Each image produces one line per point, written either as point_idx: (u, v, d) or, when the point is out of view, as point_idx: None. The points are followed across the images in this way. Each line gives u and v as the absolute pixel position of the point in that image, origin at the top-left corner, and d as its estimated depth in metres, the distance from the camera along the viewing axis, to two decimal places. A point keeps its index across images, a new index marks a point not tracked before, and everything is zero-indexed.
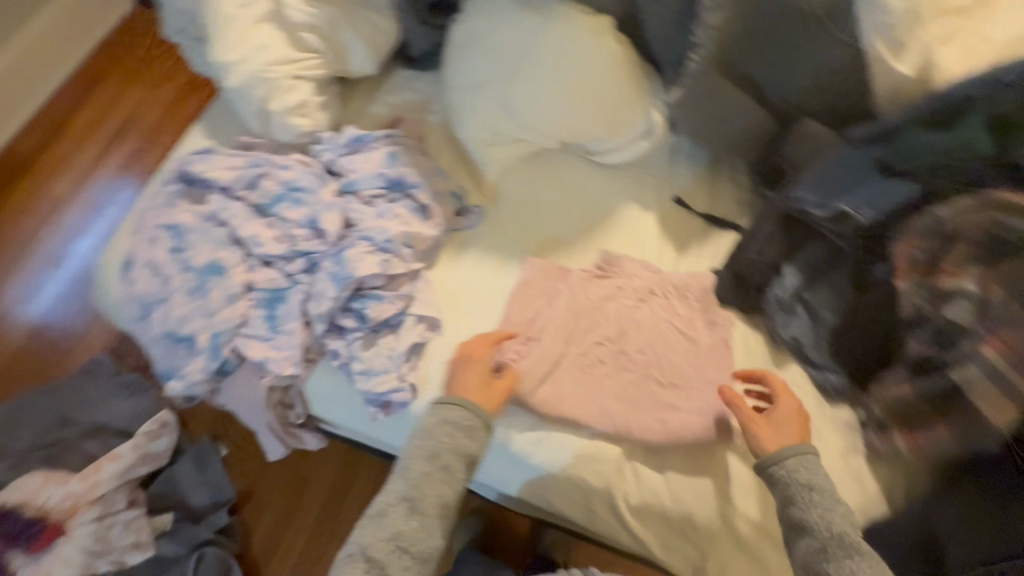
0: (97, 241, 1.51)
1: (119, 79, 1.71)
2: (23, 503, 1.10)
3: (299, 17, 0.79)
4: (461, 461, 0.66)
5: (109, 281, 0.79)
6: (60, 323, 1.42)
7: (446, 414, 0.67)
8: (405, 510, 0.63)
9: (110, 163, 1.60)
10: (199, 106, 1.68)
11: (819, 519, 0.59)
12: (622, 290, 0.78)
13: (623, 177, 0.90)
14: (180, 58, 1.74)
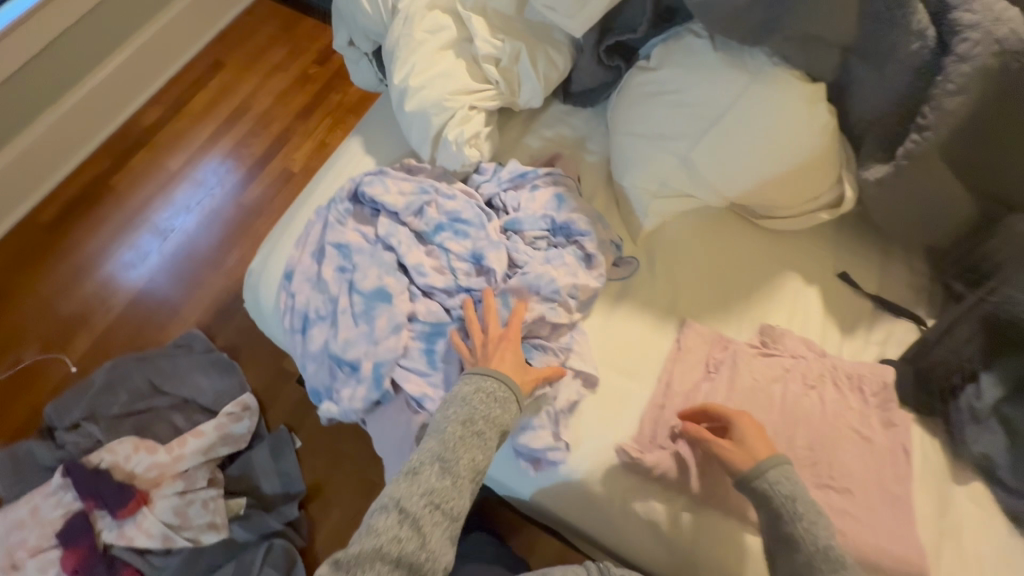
0: (201, 218, 1.54)
1: (238, 63, 1.77)
2: (113, 467, 1.16)
3: (487, 49, 0.79)
4: (492, 427, 0.62)
5: (269, 287, 0.80)
6: (161, 294, 1.45)
7: (480, 383, 0.63)
8: (438, 469, 0.59)
9: (222, 144, 1.64)
10: (309, 97, 1.73)
11: (801, 532, 0.58)
12: (788, 372, 0.73)
13: (788, 247, 0.85)
14: (295, 50, 1.80)
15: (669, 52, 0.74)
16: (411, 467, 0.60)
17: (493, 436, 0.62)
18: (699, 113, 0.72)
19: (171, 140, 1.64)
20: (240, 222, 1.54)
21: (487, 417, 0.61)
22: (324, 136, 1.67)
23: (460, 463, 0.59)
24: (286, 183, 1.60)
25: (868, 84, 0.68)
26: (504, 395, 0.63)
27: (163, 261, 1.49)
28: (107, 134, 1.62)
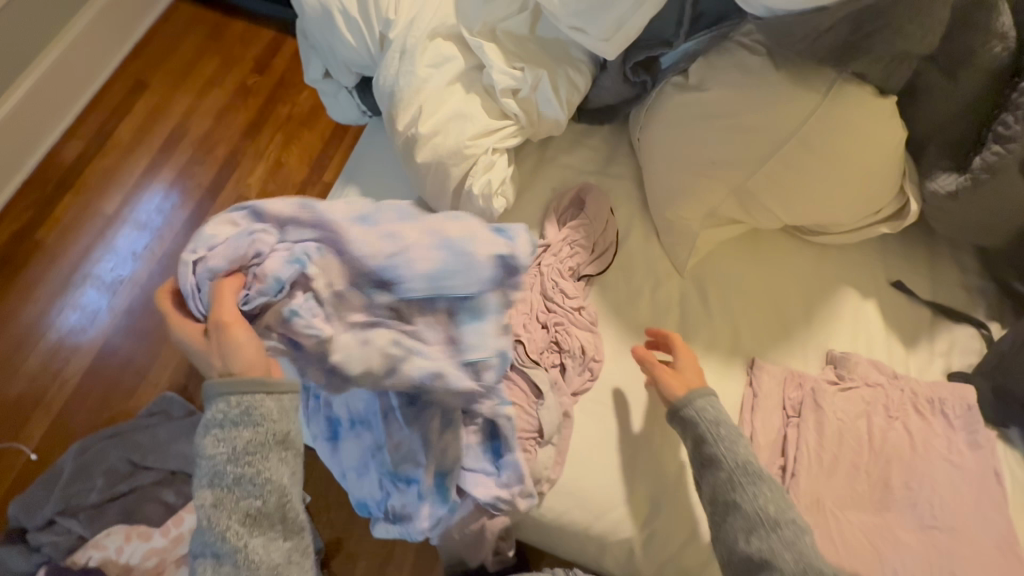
0: (153, 265, 1.36)
1: (167, 81, 1.55)
2: (104, 562, 1.05)
3: (504, 81, 0.68)
4: (242, 463, 0.46)
5: None
6: (120, 358, 1.28)
7: (241, 404, 0.46)
8: (212, 558, 0.47)
9: (162, 177, 1.45)
10: (255, 112, 1.53)
11: (720, 449, 0.61)
12: (870, 405, 0.69)
13: (839, 262, 0.80)
14: (230, 61, 1.59)
15: (717, 70, 0.66)
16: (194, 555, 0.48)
17: (266, 463, 0.47)
18: (759, 139, 0.65)
19: (101, 178, 1.43)
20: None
21: (235, 456, 0.46)
22: (279, 156, 1.48)
23: (227, 531, 0.46)
24: None
25: (938, 93, 0.62)
26: (252, 407, 0.46)
27: (114, 325, 1.30)
28: (22, 178, 1.39)
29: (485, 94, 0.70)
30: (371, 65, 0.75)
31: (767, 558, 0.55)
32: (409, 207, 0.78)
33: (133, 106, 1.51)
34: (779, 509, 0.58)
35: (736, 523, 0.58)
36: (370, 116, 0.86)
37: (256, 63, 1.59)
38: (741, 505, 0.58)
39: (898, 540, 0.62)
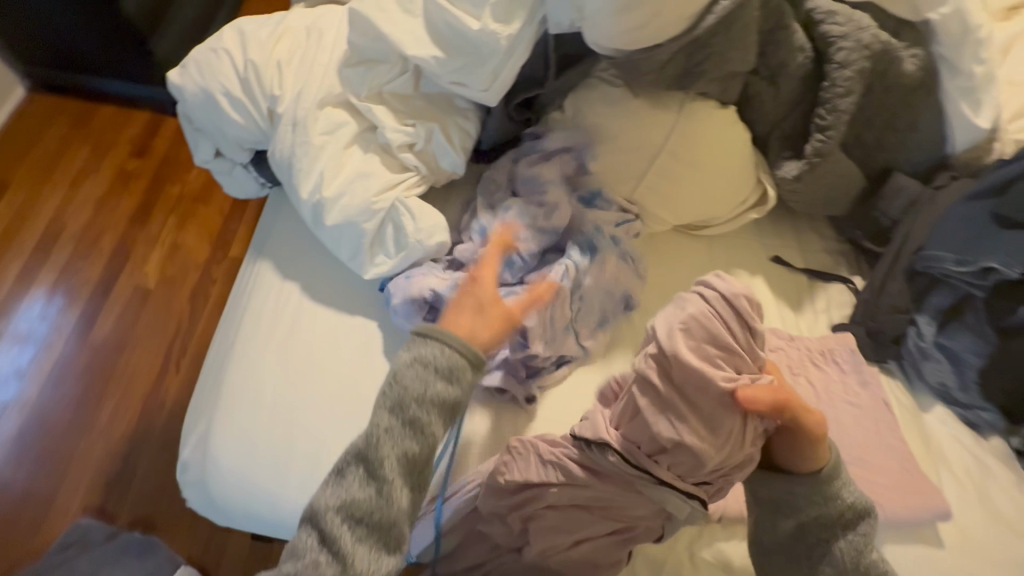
0: (41, 380, 1.23)
1: (31, 178, 1.44)
2: None
3: (399, 137, 0.72)
4: (425, 407, 0.54)
5: (222, 477, 0.68)
6: (14, 495, 1.13)
7: (416, 351, 0.56)
8: (363, 475, 0.54)
9: (39, 282, 1.32)
10: (139, 196, 1.44)
11: (851, 548, 0.60)
12: (776, 368, 0.78)
13: (725, 249, 0.91)
14: (102, 147, 1.50)
15: (586, 102, 0.73)
16: (340, 467, 0.55)
17: (433, 419, 0.54)
18: (635, 155, 0.73)
19: None
20: (99, 372, 1.24)
21: (423, 400, 0.54)
22: (175, 238, 1.40)
23: (388, 462, 0.53)
24: (141, 304, 1.31)
25: (764, 97, 0.74)
26: (454, 368, 0.55)
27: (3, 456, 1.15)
28: None
29: (383, 152, 0.74)
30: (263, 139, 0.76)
31: None
32: (327, 268, 0.79)
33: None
34: None
35: None
36: (271, 187, 0.86)
37: (132, 147, 1.51)
38: None
39: None
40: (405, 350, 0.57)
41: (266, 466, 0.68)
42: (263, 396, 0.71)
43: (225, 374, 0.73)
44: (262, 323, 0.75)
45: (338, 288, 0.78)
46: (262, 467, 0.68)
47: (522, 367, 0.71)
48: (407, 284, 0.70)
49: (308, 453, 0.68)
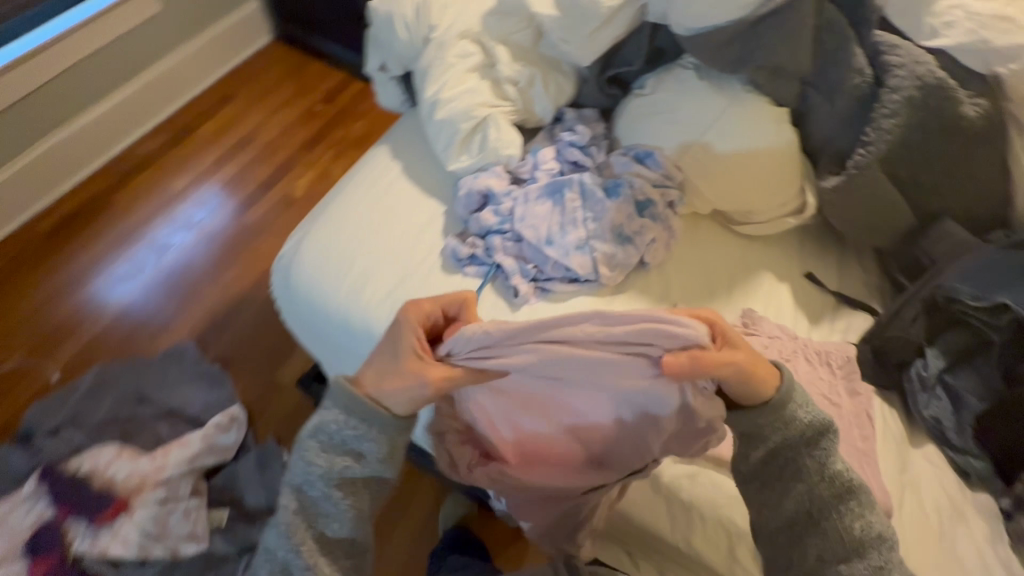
0: (195, 236, 1.80)
1: (240, 101, 2.07)
2: (93, 474, 1.39)
3: (508, 72, 0.93)
4: (336, 483, 0.61)
5: (299, 269, 0.91)
6: (160, 299, 1.70)
7: (326, 417, 0.61)
8: (282, 566, 0.60)
9: (221, 173, 1.93)
10: (305, 132, 2.02)
11: (820, 465, 0.61)
12: (767, 348, 0.84)
13: (762, 252, 0.98)
14: (295, 94, 2.13)
15: (664, 81, 0.90)
16: (259, 559, 0.62)
17: (345, 495, 0.62)
18: (688, 129, 0.87)
19: (173, 167, 1.93)
20: (233, 248, 1.81)
21: (328, 478, 0.61)
22: (321, 170, 1.95)
23: (304, 546, 0.60)
24: (282, 209, 1.88)
25: (820, 109, 0.84)
26: (357, 437, 0.60)
27: (153, 281, 1.72)
28: (106, 159, 1.89)
29: (493, 83, 0.95)
30: (414, 58, 1.02)
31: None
32: (424, 160, 1.01)
33: (202, 129, 2.02)
34: (864, 524, 0.60)
35: (823, 537, 0.61)
36: (409, 106, 1.14)
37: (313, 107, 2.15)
38: (829, 525, 0.61)
39: None
40: (317, 415, 0.62)
41: (328, 274, 0.89)
42: (344, 228, 0.93)
43: (324, 208, 0.96)
44: (365, 183, 0.98)
45: (425, 176, 0.99)
46: (328, 272, 0.89)
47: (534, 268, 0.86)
48: (473, 179, 0.90)
49: (363, 273, 0.88)
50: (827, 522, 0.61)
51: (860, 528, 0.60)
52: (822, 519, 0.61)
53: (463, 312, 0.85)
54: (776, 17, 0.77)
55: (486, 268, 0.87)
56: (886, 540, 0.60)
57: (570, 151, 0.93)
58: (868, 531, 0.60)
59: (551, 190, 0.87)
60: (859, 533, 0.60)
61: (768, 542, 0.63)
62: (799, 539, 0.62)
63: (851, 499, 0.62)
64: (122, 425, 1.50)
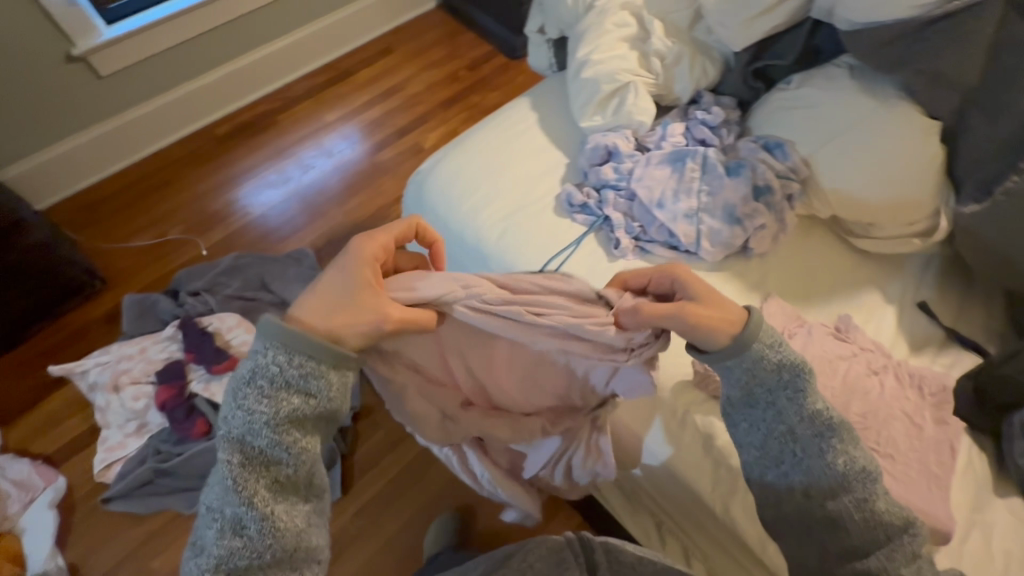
0: (335, 162, 2.12)
1: (396, 59, 2.41)
2: (217, 333, 1.67)
3: (658, 46, 0.99)
4: (287, 425, 0.55)
5: (430, 184, 1.03)
6: (299, 205, 2.02)
7: (264, 360, 0.54)
8: (233, 525, 0.53)
9: (369, 113, 2.25)
10: (447, 91, 2.32)
11: (797, 405, 0.63)
12: (856, 355, 0.83)
13: (872, 271, 0.96)
14: (444, 58, 2.42)
15: (812, 78, 0.91)
16: (205, 518, 0.55)
17: (300, 433, 0.56)
18: (826, 127, 0.88)
19: (331, 101, 2.27)
20: (362, 178, 2.09)
21: (274, 424, 0.54)
22: (454, 127, 2.23)
23: (257, 497, 0.54)
24: (412, 153, 2.15)
25: (979, 129, 0.81)
26: (303, 374, 0.55)
27: (294, 192, 2.05)
28: (281, 85, 2.28)
29: (641, 55, 1.01)
30: (571, 23, 1.10)
31: (840, 517, 0.62)
32: (558, 115, 1.10)
33: (357, 75, 2.35)
34: (849, 460, 0.62)
35: (805, 473, 0.63)
36: (555, 71, 1.25)
37: (453, 72, 2.38)
38: (814, 468, 0.62)
39: None
40: (248, 358, 0.55)
41: (454, 193, 1.00)
42: (477, 159, 1.03)
43: (463, 140, 1.07)
44: (502, 125, 1.08)
45: (557, 130, 1.07)
46: (454, 192, 1.00)
47: (638, 227, 0.91)
48: (602, 136, 0.97)
49: (484, 199, 0.98)
50: (812, 459, 0.62)
51: (846, 466, 0.62)
52: (813, 457, 0.62)
53: (562, 252, 0.92)
54: (974, 8, 0.74)
55: (595, 218, 0.94)
56: (870, 475, 0.63)
57: (699, 129, 0.97)
58: (851, 464, 0.62)
59: (673, 158, 0.92)
60: (843, 468, 0.62)
61: (756, 479, 0.66)
62: (786, 475, 0.63)
63: (834, 437, 0.63)
64: (245, 302, 1.76)
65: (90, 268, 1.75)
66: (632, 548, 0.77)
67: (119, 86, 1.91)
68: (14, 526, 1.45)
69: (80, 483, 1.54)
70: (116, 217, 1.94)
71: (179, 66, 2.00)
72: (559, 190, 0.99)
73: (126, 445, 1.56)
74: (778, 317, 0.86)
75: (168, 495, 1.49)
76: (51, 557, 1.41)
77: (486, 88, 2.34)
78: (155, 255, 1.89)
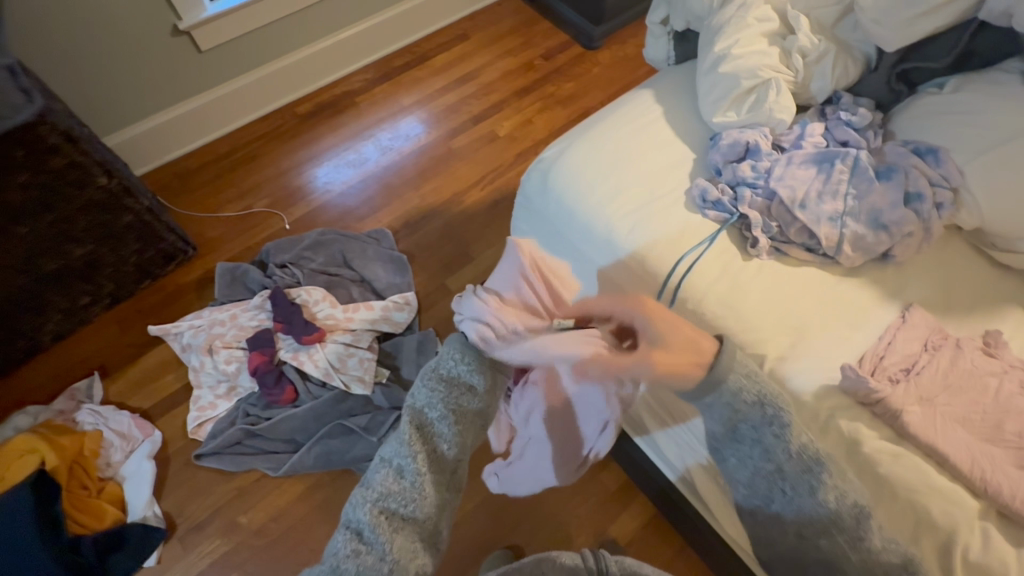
0: (413, 144, 2.15)
1: (473, 45, 2.41)
2: (303, 305, 1.70)
3: (804, 43, 0.96)
4: (456, 406, 0.61)
5: (554, 173, 1.04)
6: (378, 185, 2.05)
7: (450, 352, 0.64)
8: (395, 471, 0.57)
9: (447, 97, 2.26)
10: (523, 79, 2.32)
11: (783, 444, 0.67)
12: (1008, 372, 0.80)
13: (1011, 287, 0.93)
14: (519, 46, 2.42)
15: (972, 83, 0.89)
16: (372, 465, 0.58)
17: (462, 415, 0.61)
18: (985, 136, 0.85)
19: (410, 84, 2.30)
20: (436, 163, 2.11)
21: (451, 400, 0.60)
22: (531, 116, 2.22)
23: (420, 455, 0.57)
24: (487, 139, 2.16)
25: None
26: (472, 370, 0.63)
27: (370, 173, 2.08)
28: (362, 66, 2.33)
29: (782, 52, 0.98)
30: (702, 16, 1.08)
31: (834, 558, 0.65)
32: (683, 110, 1.08)
33: (434, 61, 2.36)
34: (842, 496, 0.66)
35: (795, 511, 0.67)
36: (670, 64, 1.23)
37: (529, 61, 2.37)
38: (813, 502, 0.66)
39: (1003, 468, 0.73)
40: (437, 354, 0.65)
41: (581, 183, 1.00)
42: (603, 149, 1.03)
43: (587, 130, 1.07)
44: (626, 117, 1.07)
45: (682, 125, 1.06)
46: (581, 182, 1.01)
47: (777, 228, 0.90)
48: (739, 133, 0.96)
49: (612, 190, 0.98)
50: (802, 497, 0.66)
51: (837, 503, 0.65)
52: (805, 494, 0.66)
53: (696, 248, 0.91)
54: None
55: (729, 216, 0.93)
56: (863, 514, 0.66)
57: (841, 131, 0.95)
58: (844, 499, 0.66)
59: (819, 159, 0.91)
60: (836, 503, 0.66)
61: (749, 517, 0.72)
62: (777, 515, 0.69)
63: (821, 474, 0.67)
64: (329, 277, 1.79)
65: (183, 236, 1.78)
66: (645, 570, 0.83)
67: (218, 60, 1.96)
68: (116, 473, 1.50)
69: (174, 437, 1.59)
70: (205, 188, 2.01)
71: (273, 45, 2.05)
72: (689, 186, 0.98)
73: (216, 407, 1.60)
74: (924, 329, 0.84)
75: (253, 456, 1.54)
76: (150, 505, 1.46)
77: (563, 77, 2.33)
78: (242, 225, 1.95)
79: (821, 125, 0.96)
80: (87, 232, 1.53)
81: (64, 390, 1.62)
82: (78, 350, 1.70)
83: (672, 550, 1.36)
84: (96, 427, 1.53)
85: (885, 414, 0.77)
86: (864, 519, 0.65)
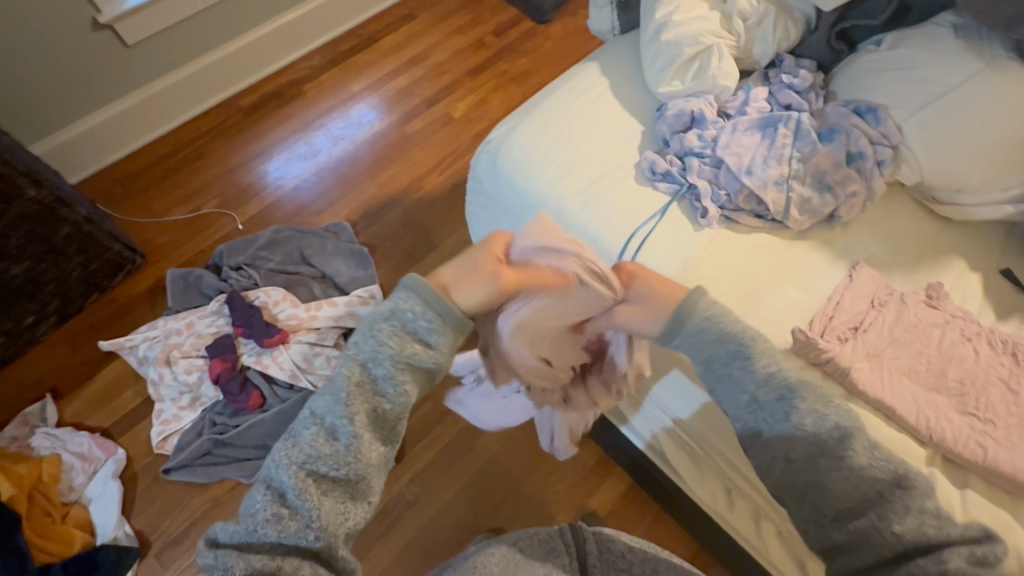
0: (366, 132, 2.08)
1: (421, 24, 2.33)
2: (263, 307, 1.65)
3: (743, 5, 0.95)
4: (399, 366, 0.54)
5: (502, 155, 1.01)
6: (332, 177, 1.98)
7: (399, 302, 0.56)
8: (327, 431, 0.51)
9: (398, 81, 2.19)
10: (475, 57, 2.25)
11: (751, 372, 0.61)
12: (950, 324, 0.83)
13: (952, 239, 0.96)
14: (469, 24, 2.34)
15: (908, 38, 0.90)
16: (303, 419, 0.53)
17: (407, 379, 0.54)
18: (923, 90, 0.87)
19: (357, 68, 2.21)
20: (391, 150, 2.04)
21: (398, 359, 0.54)
22: (485, 96, 2.17)
23: (358, 417, 0.51)
24: (443, 122, 2.10)
25: None
26: (432, 328, 0.56)
27: (324, 164, 2.00)
28: (306, 51, 2.22)
29: (723, 16, 0.97)
30: None
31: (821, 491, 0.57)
32: (629, 81, 1.06)
33: (382, 43, 2.27)
34: (819, 419, 0.58)
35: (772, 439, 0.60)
36: (616, 34, 1.20)
37: (480, 38, 2.30)
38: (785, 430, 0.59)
39: (946, 414, 0.76)
40: (387, 301, 0.57)
41: (529, 164, 0.98)
42: (551, 127, 1.01)
43: (534, 108, 1.05)
44: (573, 93, 1.05)
45: (629, 96, 1.04)
46: (531, 162, 0.98)
47: (726, 197, 0.90)
48: (685, 102, 0.95)
49: (563, 168, 0.96)
50: (778, 424, 0.59)
51: (815, 427, 0.57)
52: (782, 421, 0.59)
53: (646, 222, 0.91)
54: None
55: (679, 187, 0.92)
56: (846, 433, 0.58)
57: (785, 94, 0.95)
58: (820, 422, 0.58)
59: (764, 124, 0.91)
60: (814, 428, 0.58)
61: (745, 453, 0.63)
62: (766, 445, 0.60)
63: (797, 398, 0.59)
64: (288, 276, 1.73)
65: (129, 244, 1.69)
66: (623, 539, 0.84)
67: (148, 54, 1.84)
68: (81, 497, 1.44)
69: (139, 454, 1.53)
70: (148, 192, 1.90)
71: (206, 35, 1.93)
72: (638, 159, 0.97)
73: (180, 418, 1.55)
74: (873, 286, 0.86)
75: (224, 465, 1.50)
76: (120, 525, 1.41)
77: (516, 54, 2.27)
78: (191, 228, 1.86)
79: (766, 90, 0.96)
80: (22, 249, 1.44)
81: (15, 415, 1.54)
82: (25, 374, 1.61)
83: (650, 518, 1.39)
84: (54, 450, 1.46)
85: (835, 372, 0.78)
86: (848, 438, 0.57)
